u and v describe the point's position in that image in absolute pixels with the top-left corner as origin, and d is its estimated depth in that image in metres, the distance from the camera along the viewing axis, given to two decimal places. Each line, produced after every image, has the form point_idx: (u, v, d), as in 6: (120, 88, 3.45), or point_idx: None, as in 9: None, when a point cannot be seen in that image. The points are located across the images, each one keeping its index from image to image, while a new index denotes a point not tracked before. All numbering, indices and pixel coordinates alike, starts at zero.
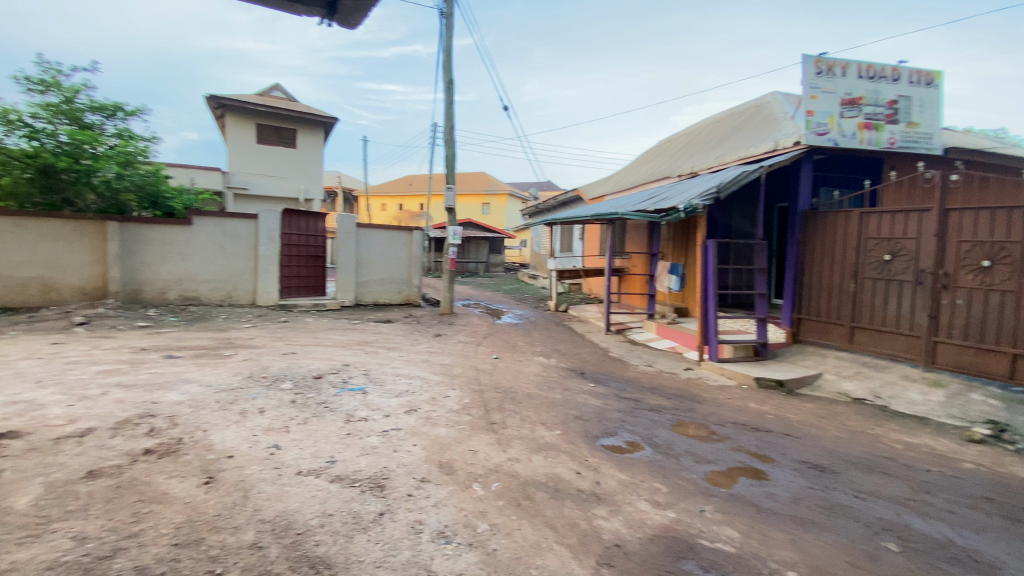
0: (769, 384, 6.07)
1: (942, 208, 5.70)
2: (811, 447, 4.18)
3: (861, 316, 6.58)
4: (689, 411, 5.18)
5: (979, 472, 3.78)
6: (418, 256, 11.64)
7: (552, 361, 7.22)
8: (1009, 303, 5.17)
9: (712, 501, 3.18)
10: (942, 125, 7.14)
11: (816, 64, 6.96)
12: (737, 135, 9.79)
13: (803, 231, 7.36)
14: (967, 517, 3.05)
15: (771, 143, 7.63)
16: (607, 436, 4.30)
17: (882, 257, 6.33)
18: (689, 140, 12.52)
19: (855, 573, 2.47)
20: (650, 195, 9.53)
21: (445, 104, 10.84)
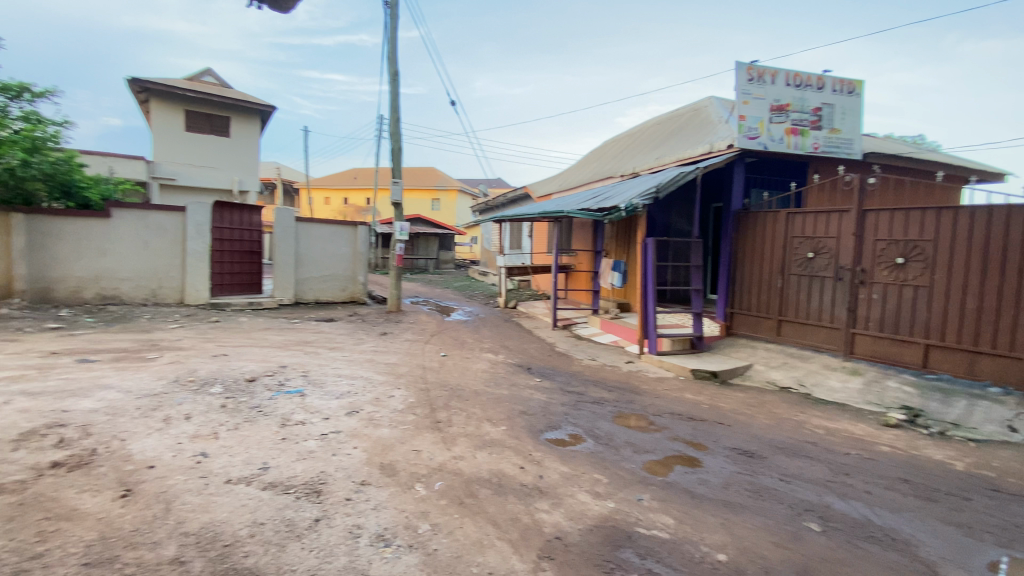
0: (704, 375, 6.37)
1: (860, 209, 6.17)
2: (741, 434, 4.42)
3: (788, 310, 7.02)
4: (631, 403, 5.34)
5: (887, 452, 4.14)
6: (363, 252, 11.31)
7: (500, 357, 7.24)
8: (921, 297, 5.67)
9: (650, 490, 3.29)
10: (860, 130, 7.76)
11: (748, 71, 7.29)
12: (677, 137, 10.18)
13: (736, 230, 7.76)
14: (880, 496, 3.32)
15: (707, 146, 7.98)
16: (551, 430, 4.36)
17: (806, 254, 6.77)
18: (633, 141, 12.90)
19: (778, 551, 2.63)
20: (594, 194, 9.74)
21: (389, 96, 10.58)
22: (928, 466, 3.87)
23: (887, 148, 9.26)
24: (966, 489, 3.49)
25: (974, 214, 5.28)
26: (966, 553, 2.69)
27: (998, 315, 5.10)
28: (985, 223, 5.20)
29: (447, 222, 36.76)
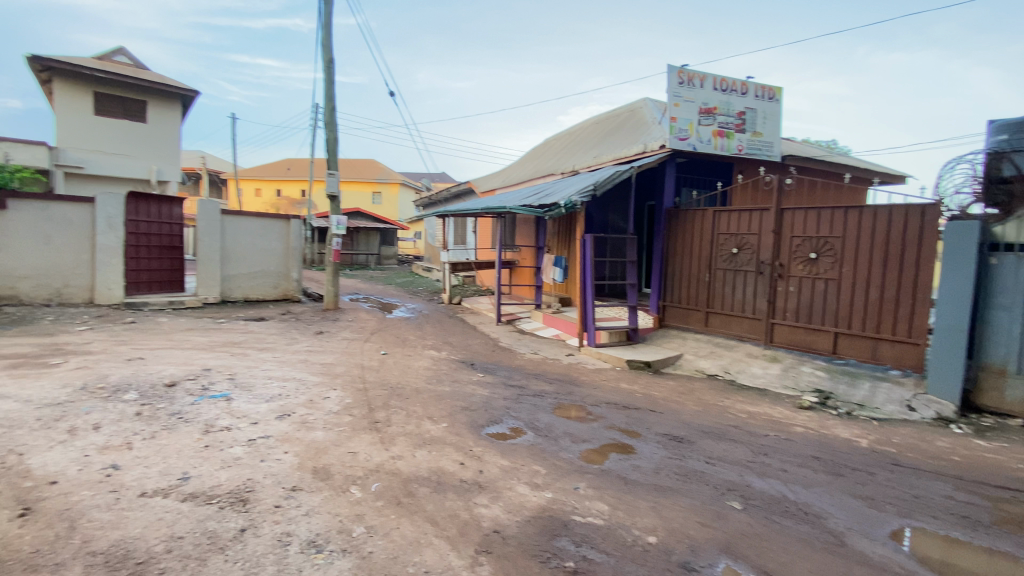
0: (639, 365, 6.64)
1: (778, 208, 6.63)
2: (672, 421, 4.65)
3: (715, 302, 7.44)
4: (569, 394, 5.48)
5: (801, 432, 4.49)
6: (297, 247, 10.79)
7: (442, 353, 7.18)
8: (831, 289, 6.19)
9: (585, 478, 3.39)
10: (779, 134, 8.33)
11: (679, 75, 7.60)
12: (614, 136, 10.48)
13: (667, 227, 8.11)
14: (794, 473, 3.60)
15: (642, 146, 8.28)
16: (492, 425, 4.39)
17: (731, 250, 7.20)
18: (573, 138, 13.15)
19: (704, 530, 2.79)
20: (535, 190, 9.86)
21: (324, 84, 10.16)
22: (834, 444, 4.24)
23: (802, 150, 10.00)
24: (868, 463, 3.86)
25: (875, 213, 5.83)
26: (865, 521, 2.97)
27: (895, 304, 5.67)
28: (884, 222, 5.75)
29: (389, 216, 35.91)
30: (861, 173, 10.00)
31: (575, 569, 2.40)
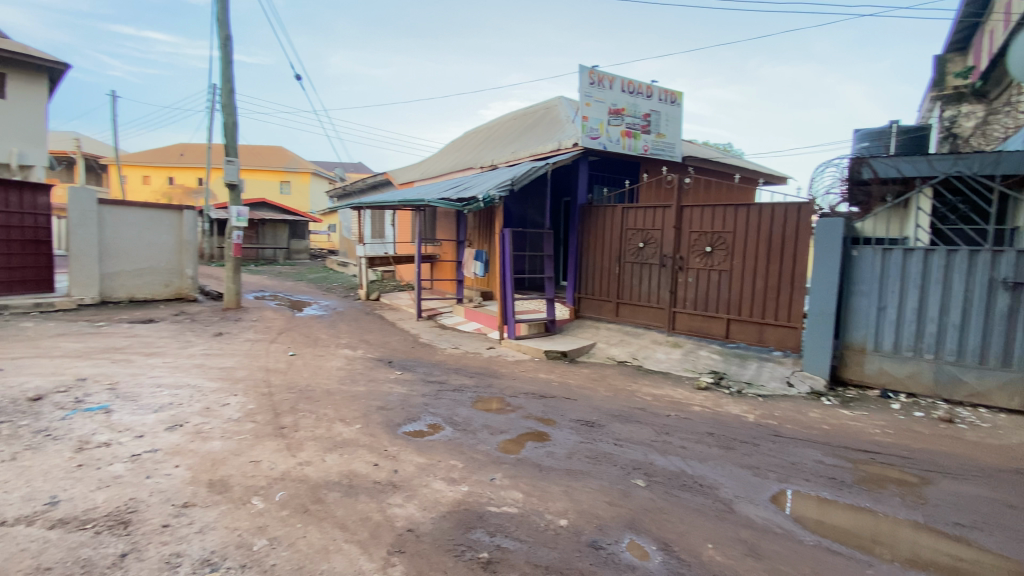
0: (556, 355, 6.85)
1: (679, 205, 7.12)
2: (584, 407, 4.86)
3: (624, 294, 7.86)
4: (487, 387, 5.53)
5: (698, 411, 4.90)
6: (190, 241, 9.83)
7: (357, 352, 6.94)
8: (723, 279, 6.78)
9: (501, 469, 3.45)
10: (680, 136, 8.95)
11: (590, 75, 7.87)
12: (530, 132, 10.67)
13: (581, 222, 8.41)
14: (693, 449, 3.92)
15: (556, 143, 8.51)
16: (409, 422, 4.33)
17: (638, 244, 7.63)
18: (491, 133, 13.22)
19: (611, 509, 2.96)
20: (453, 184, 9.80)
21: (220, 63, 9.32)
22: (726, 419, 4.68)
23: (699, 152, 10.84)
24: (754, 435, 4.31)
25: (759, 211, 6.46)
26: (750, 489, 3.30)
27: (776, 293, 6.34)
28: (767, 219, 6.40)
29: (300, 208, 33.89)
30: (748, 174, 11.05)
31: (489, 559, 2.44)
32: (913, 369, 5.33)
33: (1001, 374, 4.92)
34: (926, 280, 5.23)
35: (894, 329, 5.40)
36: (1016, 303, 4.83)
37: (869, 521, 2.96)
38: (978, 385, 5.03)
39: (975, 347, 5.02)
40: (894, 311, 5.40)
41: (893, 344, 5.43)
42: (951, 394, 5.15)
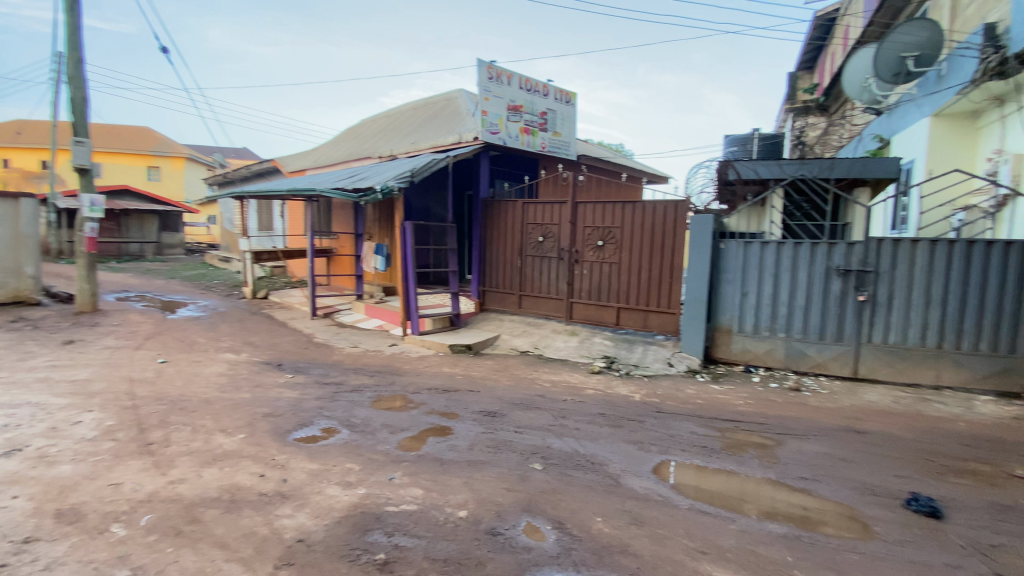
0: (460, 349, 6.86)
1: (574, 201, 7.47)
2: (486, 398, 4.95)
3: (526, 286, 8.09)
4: (388, 385, 5.40)
5: (592, 394, 5.22)
6: (31, 234, 8.40)
7: (242, 356, 6.38)
8: (614, 271, 7.26)
9: (401, 467, 3.40)
10: (574, 135, 9.41)
11: (488, 70, 7.91)
12: (430, 124, 10.51)
13: (483, 216, 8.48)
14: (586, 430, 4.17)
15: (456, 136, 8.48)
16: (300, 428, 4.09)
17: (538, 238, 7.89)
18: (390, 123, 12.81)
19: (509, 495, 3.05)
20: (348, 174, 9.35)
21: (64, 28, 7.95)
22: (616, 400, 5.04)
23: (592, 150, 11.43)
24: (640, 413, 4.69)
25: (644, 208, 6.99)
26: (635, 463, 3.59)
27: (658, 282, 6.92)
28: (651, 215, 6.94)
29: (173, 197, 30.20)
30: (636, 173, 11.90)
31: (385, 559, 2.41)
32: (770, 346, 6.13)
33: (835, 347, 5.83)
34: (779, 269, 6.02)
35: (754, 312, 6.18)
36: (845, 288, 5.74)
37: (733, 482, 3.37)
38: (818, 357, 5.91)
39: (816, 326, 5.90)
40: (754, 296, 6.17)
41: (754, 325, 6.20)
42: (798, 366, 6.01)
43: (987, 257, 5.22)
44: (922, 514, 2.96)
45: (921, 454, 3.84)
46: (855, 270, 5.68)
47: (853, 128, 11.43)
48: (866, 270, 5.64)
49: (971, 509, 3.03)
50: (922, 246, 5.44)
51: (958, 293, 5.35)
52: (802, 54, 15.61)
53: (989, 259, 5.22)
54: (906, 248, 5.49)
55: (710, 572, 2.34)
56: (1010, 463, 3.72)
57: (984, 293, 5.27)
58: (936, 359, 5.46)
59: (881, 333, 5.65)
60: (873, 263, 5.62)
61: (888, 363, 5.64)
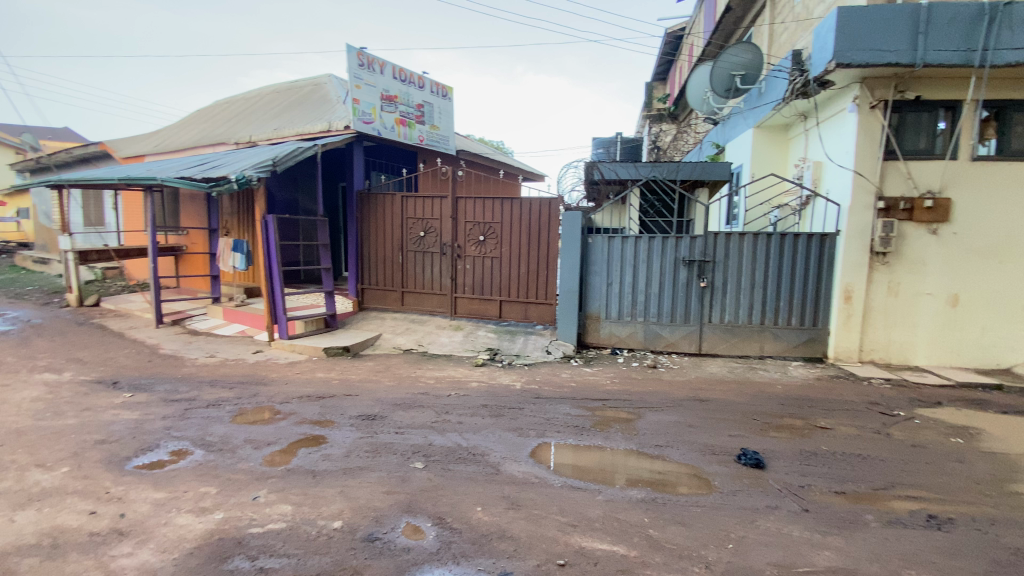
0: (337, 352, 6.44)
1: (453, 196, 7.47)
2: (365, 401, 4.74)
3: (407, 282, 7.91)
4: (254, 396, 4.92)
5: (475, 387, 5.28)
6: None
7: (64, 376, 5.36)
8: (495, 265, 7.43)
9: (267, 484, 3.13)
10: (452, 129, 9.51)
11: (359, 57, 7.51)
12: (295, 110, 9.72)
13: (359, 210, 8.08)
14: (468, 423, 4.21)
15: (326, 124, 7.94)
16: (143, 454, 3.55)
17: (418, 233, 7.74)
18: (249, 106, 11.62)
19: (388, 497, 2.95)
20: (198, 161, 8.28)
21: None
22: (499, 391, 5.16)
23: (470, 145, 11.52)
24: (520, 400, 4.87)
25: (520, 204, 7.25)
26: (514, 449, 3.71)
27: (536, 275, 7.27)
28: (527, 211, 7.22)
29: None
30: (512, 170, 12.26)
31: None
32: (631, 330, 6.76)
33: (684, 328, 6.61)
34: (637, 261, 6.65)
35: (618, 300, 6.76)
36: (690, 276, 6.53)
37: (603, 457, 3.65)
38: (670, 337, 6.66)
39: (668, 310, 6.64)
40: (618, 285, 6.74)
41: (618, 312, 6.78)
42: (655, 346, 6.71)
43: (794, 247, 6.29)
44: (750, 467, 3.49)
45: (751, 415, 4.52)
46: (698, 261, 6.48)
47: (697, 134, 13.01)
48: (706, 260, 6.47)
49: (786, 457, 3.65)
50: (747, 239, 6.38)
51: (775, 278, 6.37)
52: (657, 66, 17.33)
53: (796, 249, 6.29)
54: (735, 241, 6.40)
55: (580, 543, 2.52)
56: (814, 415, 4.55)
57: (792, 277, 6.34)
58: (760, 333, 6.46)
59: (719, 313, 6.53)
60: (711, 254, 6.46)
61: (724, 338, 6.54)
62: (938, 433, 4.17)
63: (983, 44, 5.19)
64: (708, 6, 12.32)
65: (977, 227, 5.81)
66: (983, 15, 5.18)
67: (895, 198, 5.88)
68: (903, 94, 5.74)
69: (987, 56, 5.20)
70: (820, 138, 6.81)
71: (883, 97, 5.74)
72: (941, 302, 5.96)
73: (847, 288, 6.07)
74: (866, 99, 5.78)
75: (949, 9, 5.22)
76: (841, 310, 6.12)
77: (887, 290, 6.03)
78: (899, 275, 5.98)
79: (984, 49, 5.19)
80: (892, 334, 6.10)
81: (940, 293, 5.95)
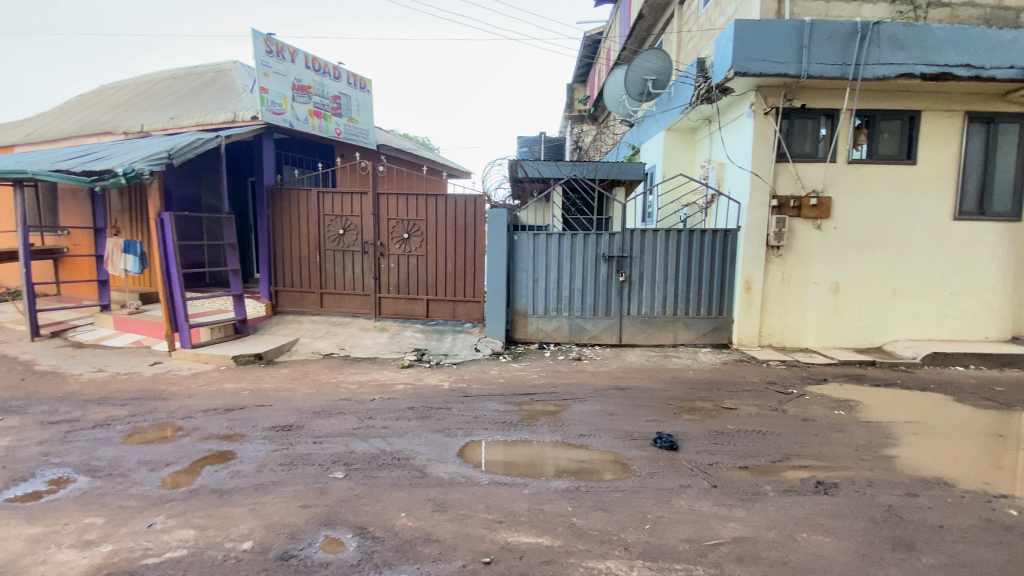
0: (248, 360, 5.98)
1: (374, 192, 7.22)
2: (280, 411, 4.45)
3: (327, 283, 7.54)
4: (151, 413, 4.45)
5: (401, 389, 5.14)
6: None
7: None
8: (421, 263, 7.29)
9: (164, 509, 2.84)
10: (372, 122, 9.29)
11: (266, 43, 7.02)
12: (194, 98, 8.91)
13: (270, 207, 7.56)
14: (394, 427, 4.09)
15: (230, 113, 7.36)
16: (13, 485, 3.10)
17: (337, 231, 7.40)
18: (140, 92, 10.49)
19: (305, 511, 2.78)
20: (78, 153, 7.36)
21: None
22: (425, 391, 5.06)
23: (391, 141, 11.21)
24: (447, 400, 4.81)
25: (445, 201, 7.16)
26: (440, 450, 3.66)
27: (463, 273, 7.23)
28: (452, 209, 7.15)
29: None
30: (436, 167, 12.10)
31: None
32: (557, 324, 6.92)
33: (605, 320, 6.88)
34: (561, 257, 6.81)
35: (544, 295, 6.89)
36: (609, 271, 6.80)
37: (529, 451, 3.69)
38: (593, 330, 6.90)
39: (591, 303, 6.87)
40: (543, 281, 6.87)
41: (545, 307, 6.92)
42: (579, 339, 6.92)
43: (702, 241, 6.75)
44: (665, 449, 3.69)
45: (667, 401, 4.79)
46: (616, 256, 6.76)
47: (616, 135, 13.57)
48: (624, 256, 6.76)
49: (696, 438, 3.90)
50: (660, 236, 6.75)
51: (685, 271, 6.80)
52: (577, 69, 17.90)
53: (703, 243, 6.75)
54: (650, 238, 6.75)
55: (506, 538, 2.53)
56: (723, 398, 4.90)
57: (701, 270, 6.80)
58: (673, 323, 6.87)
59: (637, 306, 6.86)
60: (628, 250, 6.76)
61: (642, 329, 6.89)
62: (824, 407, 4.66)
63: (855, 60, 5.84)
64: (623, 12, 12.89)
65: (852, 223, 6.55)
66: (855, 33, 5.82)
67: (786, 196, 6.49)
68: (791, 102, 6.33)
69: (858, 70, 5.86)
70: (722, 141, 7.36)
71: (775, 105, 6.31)
72: (825, 290, 6.66)
73: (748, 279, 6.61)
74: (760, 105, 6.32)
75: (828, 27, 5.81)
76: (743, 299, 6.66)
77: (780, 280, 6.64)
78: (791, 267, 6.61)
79: (855, 64, 5.85)
80: (785, 320, 6.73)
81: (823, 282, 6.65)
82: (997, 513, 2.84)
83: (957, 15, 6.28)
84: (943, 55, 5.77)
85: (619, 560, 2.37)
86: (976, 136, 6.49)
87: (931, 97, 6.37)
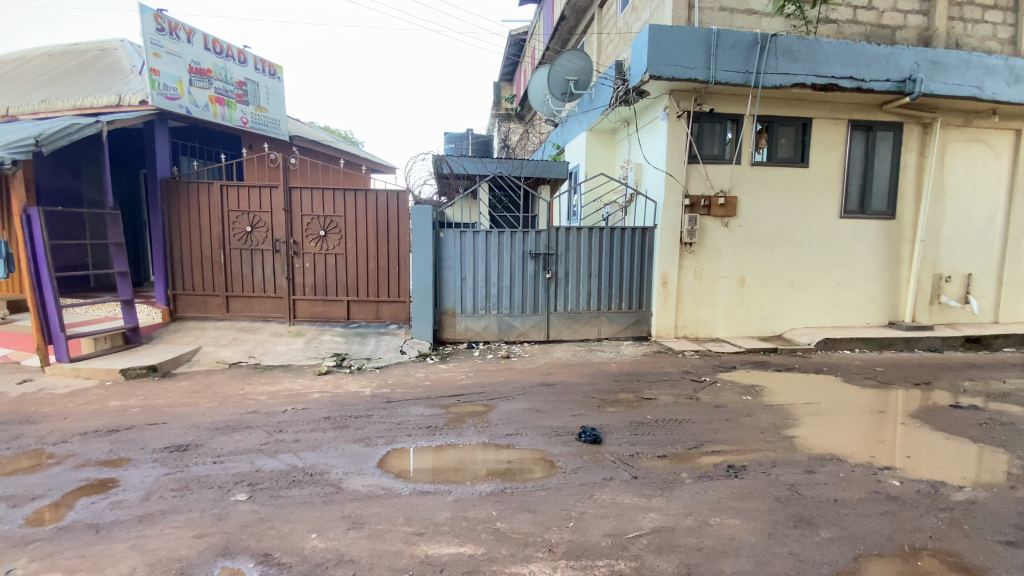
0: (140, 372, 5.35)
1: (286, 186, 6.74)
2: (176, 429, 4.00)
3: (233, 285, 6.95)
4: (14, 439, 3.82)
5: (317, 398, 4.81)
6: None
7: None
8: (339, 262, 6.92)
9: (26, 552, 2.41)
10: (283, 112, 8.70)
11: (157, 20, 6.31)
12: (70, 78, 7.85)
13: (165, 201, 6.82)
14: (307, 440, 3.81)
15: (114, 97, 6.55)
16: None
17: (244, 229, 6.83)
18: (5, 70, 9.13)
19: (199, 541, 2.49)
20: None
21: None
22: (344, 399, 4.78)
23: (306, 132, 10.63)
24: (369, 407, 4.58)
25: (365, 197, 6.83)
26: (359, 462, 3.45)
27: (385, 272, 6.95)
28: (373, 205, 6.83)
29: None
30: (355, 161, 11.62)
31: None
32: (486, 323, 6.86)
33: (533, 317, 6.91)
34: (488, 254, 6.75)
35: (471, 294, 6.79)
36: (536, 268, 6.84)
37: (454, 454, 3.59)
38: (521, 327, 6.91)
39: (518, 301, 6.87)
40: (470, 279, 6.77)
41: (473, 305, 6.83)
42: (508, 337, 6.91)
43: (622, 238, 6.96)
44: (589, 443, 3.74)
45: (591, 395, 4.86)
46: (542, 254, 6.81)
47: (541, 134, 13.72)
48: (549, 253, 6.83)
49: (618, 430, 3.99)
50: (584, 233, 6.88)
51: (606, 267, 6.98)
52: (505, 67, 18.01)
53: (623, 241, 6.97)
54: (574, 235, 6.87)
55: (426, 551, 2.41)
56: (643, 389, 5.07)
57: (622, 266, 7.02)
58: (597, 318, 7.04)
59: (563, 302, 6.96)
60: (554, 247, 6.84)
61: (568, 325, 7.00)
62: (734, 393, 4.98)
63: (756, 68, 6.26)
64: (546, 12, 13.05)
65: (755, 221, 7.05)
66: (756, 44, 6.25)
67: (697, 196, 6.86)
68: (701, 106, 6.68)
69: (760, 78, 6.28)
70: (639, 142, 7.63)
71: (687, 108, 6.64)
72: (733, 283, 7.12)
73: (665, 275, 6.91)
74: (673, 109, 6.63)
75: (732, 36, 6.19)
76: (660, 293, 6.96)
77: (693, 275, 7.01)
78: (702, 262, 7.00)
79: (757, 72, 6.28)
80: (698, 313, 7.12)
81: (731, 276, 7.11)
82: (881, 484, 3.14)
83: (843, 31, 6.94)
84: (831, 67, 6.35)
85: (543, 562, 2.34)
86: (858, 142, 7.20)
87: (820, 105, 7.00)
